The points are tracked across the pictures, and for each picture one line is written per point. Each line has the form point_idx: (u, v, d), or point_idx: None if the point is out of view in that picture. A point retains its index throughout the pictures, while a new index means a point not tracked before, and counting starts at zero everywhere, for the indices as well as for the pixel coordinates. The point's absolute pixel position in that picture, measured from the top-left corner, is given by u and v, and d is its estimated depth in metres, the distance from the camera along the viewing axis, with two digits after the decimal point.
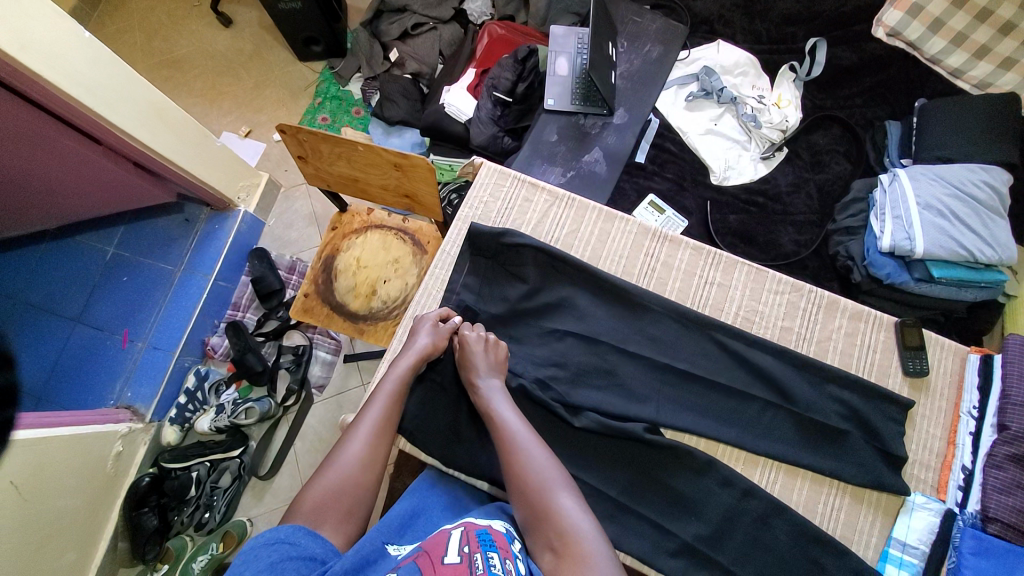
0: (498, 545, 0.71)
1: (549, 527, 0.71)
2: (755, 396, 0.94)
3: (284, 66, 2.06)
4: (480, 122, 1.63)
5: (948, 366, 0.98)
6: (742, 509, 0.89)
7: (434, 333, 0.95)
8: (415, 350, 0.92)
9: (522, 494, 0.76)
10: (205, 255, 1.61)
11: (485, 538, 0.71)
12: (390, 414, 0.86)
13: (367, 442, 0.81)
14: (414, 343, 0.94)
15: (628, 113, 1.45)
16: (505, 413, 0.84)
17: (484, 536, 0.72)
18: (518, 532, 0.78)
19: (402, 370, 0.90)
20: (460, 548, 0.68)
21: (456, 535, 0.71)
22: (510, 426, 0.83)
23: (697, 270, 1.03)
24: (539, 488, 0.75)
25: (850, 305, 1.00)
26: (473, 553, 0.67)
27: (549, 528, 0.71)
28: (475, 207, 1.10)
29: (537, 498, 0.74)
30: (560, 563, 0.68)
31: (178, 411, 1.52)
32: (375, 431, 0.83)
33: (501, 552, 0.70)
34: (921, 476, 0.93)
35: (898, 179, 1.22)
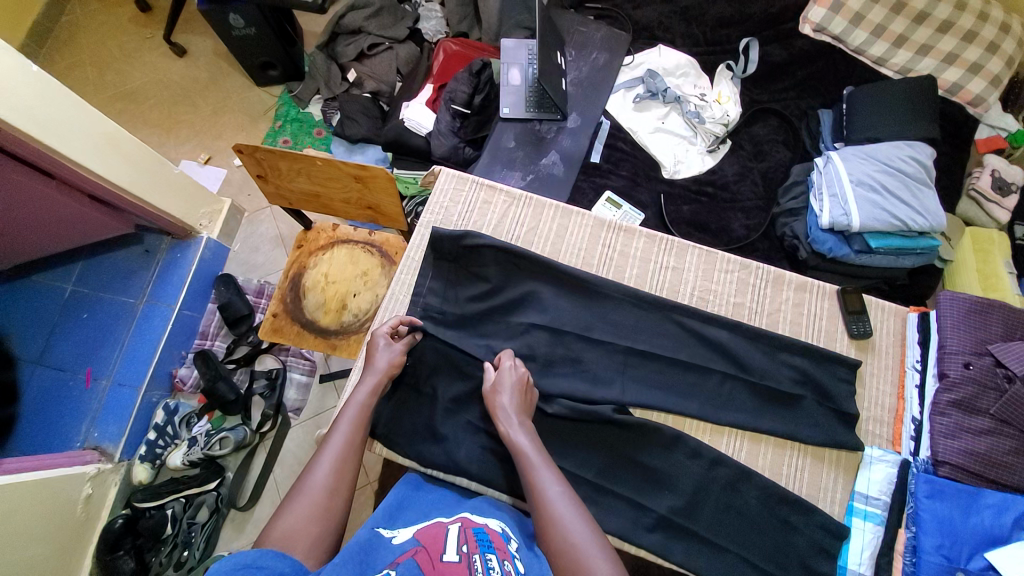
0: (497, 547, 0.71)
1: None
2: (715, 369, 0.99)
3: (242, 91, 2.07)
4: (440, 133, 1.67)
5: (890, 326, 1.05)
6: (712, 478, 0.93)
7: (390, 349, 0.94)
8: (377, 370, 0.92)
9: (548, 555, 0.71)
10: (168, 284, 1.59)
11: (483, 540, 0.72)
12: (354, 438, 0.83)
13: (332, 468, 0.78)
14: (375, 363, 0.93)
15: (580, 117, 1.52)
16: (540, 465, 0.80)
17: (482, 537, 0.72)
18: (513, 534, 0.79)
19: (364, 391, 0.89)
20: (459, 548, 0.68)
21: (454, 534, 0.72)
22: (543, 480, 0.78)
23: (651, 256, 1.09)
24: (565, 543, 0.70)
25: (795, 278, 1.06)
26: (472, 553, 0.67)
27: None
28: (436, 212, 1.13)
29: (567, 560, 0.69)
30: None
31: (148, 448, 1.48)
32: (340, 458, 0.80)
33: (500, 553, 0.70)
34: (876, 432, 0.99)
35: (831, 161, 1.31)
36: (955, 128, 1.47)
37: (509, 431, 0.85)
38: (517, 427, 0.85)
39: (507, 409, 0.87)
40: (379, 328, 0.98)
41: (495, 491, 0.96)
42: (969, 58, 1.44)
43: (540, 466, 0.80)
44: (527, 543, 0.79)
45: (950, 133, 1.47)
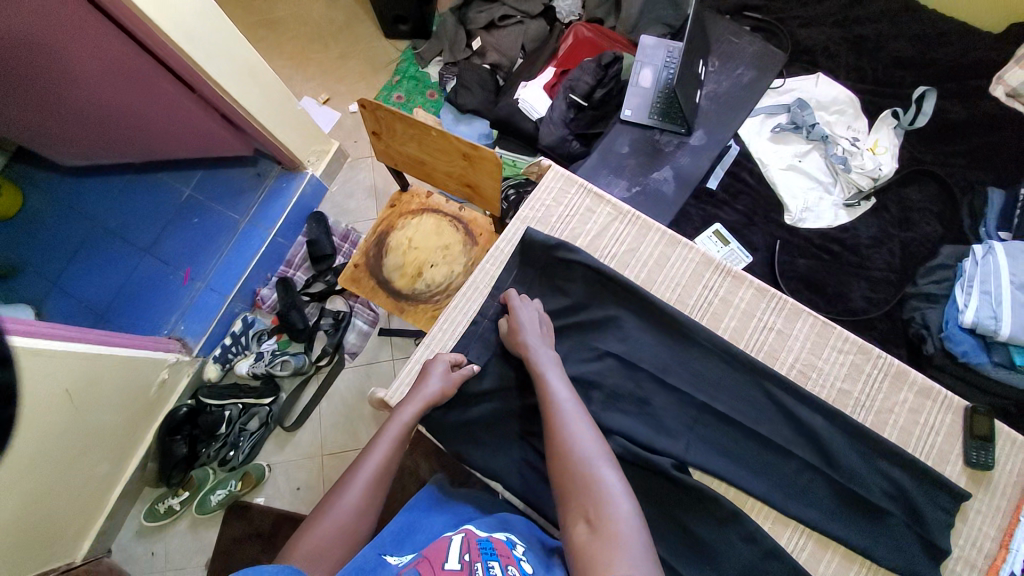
0: (500, 554, 0.71)
1: (578, 494, 0.68)
2: (796, 454, 0.88)
3: (371, 40, 2.11)
4: (551, 122, 1.60)
5: (1017, 465, 0.88)
6: (762, 570, 0.84)
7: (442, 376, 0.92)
8: (424, 396, 0.89)
9: (557, 461, 0.73)
10: (270, 211, 1.68)
11: (487, 547, 0.72)
12: (390, 462, 0.82)
13: (364, 490, 0.78)
14: (424, 388, 0.90)
15: (706, 135, 1.39)
16: (555, 382, 0.83)
17: (485, 545, 0.72)
18: (520, 540, 0.79)
19: (407, 415, 0.86)
20: (461, 556, 0.68)
21: (457, 543, 0.72)
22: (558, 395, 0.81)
23: (756, 311, 0.98)
24: (571, 453, 0.72)
25: (920, 379, 0.91)
26: (473, 562, 0.67)
27: (588, 501, 0.66)
28: (536, 209, 1.08)
29: (575, 464, 0.71)
30: (595, 537, 0.62)
31: (222, 351, 1.61)
32: (374, 478, 0.79)
33: (503, 560, 0.70)
34: (963, 575, 0.85)
35: (992, 253, 1.10)
36: None
37: (532, 349, 0.89)
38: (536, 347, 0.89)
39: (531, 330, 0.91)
40: (440, 355, 0.96)
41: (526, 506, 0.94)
42: None
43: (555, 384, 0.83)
44: (537, 552, 0.79)
45: None
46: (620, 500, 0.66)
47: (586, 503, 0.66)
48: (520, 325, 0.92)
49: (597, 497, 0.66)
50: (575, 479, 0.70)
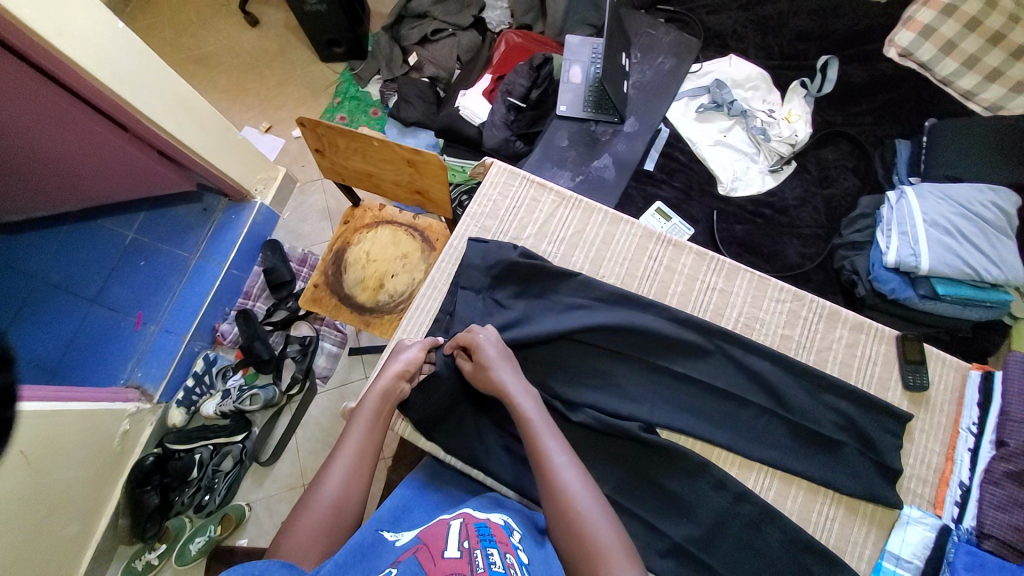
0: (498, 540, 0.73)
1: (582, 556, 0.69)
2: (752, 401, 0.94)
3: (307, 65, 2.12)
4: (493, 125, 1.66)
5: (948, 382, 0.97)
6: (734, 513, 0.89)
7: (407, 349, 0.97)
8: (393, 370, 0.91)
9: (556, 520, 0.73)
10: (221, 243, 1.66)
11: (485, 534, 0.73)
12: (367, 444, 0.84)
13: (342, 480, 0.79)
14: (392, 365, 0.93)
15: (638, 122, 1.48)
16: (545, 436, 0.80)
17: (483, 531, 0.74)
18: (517, 525, 0.81)
19: (377, 391, 0.89)
20: (460, 544, 0.70)
21: (455, 530, 0.73)
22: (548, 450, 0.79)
23: (699, 274, 1.05)
24: (573, 511, 0.72)
25: (852, 316, 0.99)
26: (472, 549, 0.68)
27: (591, 563, 0.68)
28: (483, 205, 1.12)
29: (574, 523, 0.72)
30: None
31: (185, 394, 1.56)
32: (352, 463, 0.81)
33: (501, 546, 0.71)
34: (917, 491, 0.92)
35: (905, 197, 1.22)
36: None
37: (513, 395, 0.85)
38: (519, 390, 0.85)
39: (511, 373, 0.88)
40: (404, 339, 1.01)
41: (508, 489, 0.97)
42: None
43: (543, 431, 0.81)
44: (532, 536, 0.80)
45: None
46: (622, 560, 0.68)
47: (591, 565, 0.68)
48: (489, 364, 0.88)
49: (602, 559, 0.68)
50: (576, 541, 0.70)
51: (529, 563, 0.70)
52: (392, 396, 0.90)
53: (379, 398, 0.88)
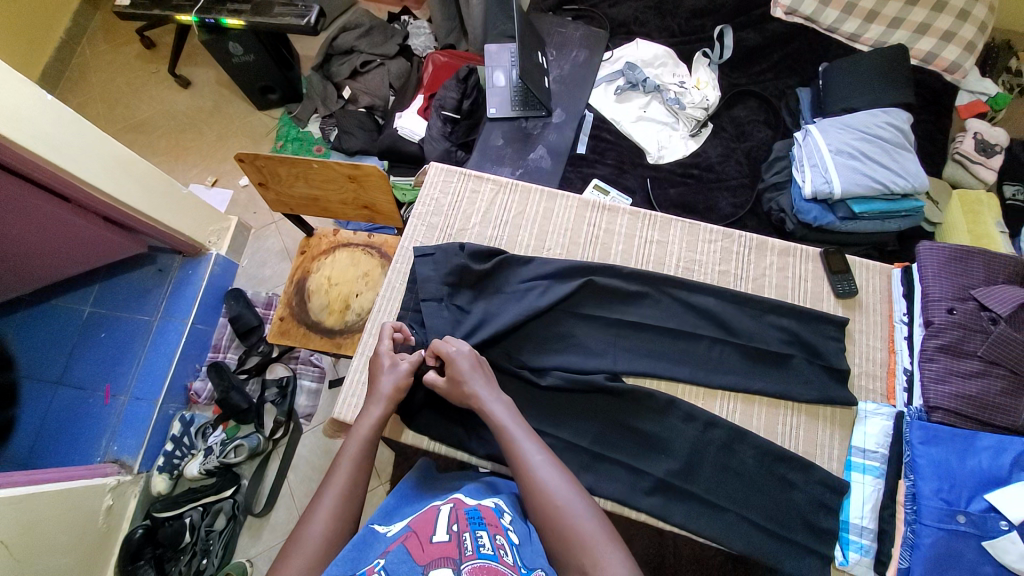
0: (488, 522, 0.72)
1: (567, 549, 0.68)
2: (703, 334, 1.01)
3: (245, 116, 2.17)
4: (432, 139, 1.71)
5: (876, 284, 1.06)
6: (707, 440, 0.94)
7: (394, 371, 0.91)
8: (384, 396, 0.88)
9: (537, 516, 0.73)
10: (181, 300, 1.65)
11: (475, 516, 0.73)
12: (357, 474, 0.79)
13: (331, 515, 0.74)
14: (381, 387, 0.89)
15: (564, 112, 1.57)
16: (524, 439, 0.80)
17: (473, 514, 0.74)
18: (508, 506, 0.80)
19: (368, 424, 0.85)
20: (449, 527, 0.70)
21: (445, 515, 0.73)
22: (525, 451, 0.78)
23: (637, 231, 1.12)
24: (550, 506, 0.72)
25: (777, 243, 1.09)
26: (461, 532, 0.68)
27: (579, 553, 0.67)
28: (428, 204, 1.17)
29: (554, 517, 0.71)
30: None
31: (165, 459, 1.52)
32: (341, 497, 0.76)
33: (490, 528, 0.71)
34: (869, 387, 0.99)
35: (810, 134, 1.34)
36: (936, 95, 1.50)
37: (484, 403, 0.85)
38: (490, 395, 0.86)
39: (481, 382, 0.88)
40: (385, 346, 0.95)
41: (489, 462, 1.02)
42: (940, 28, 1.49)
43: (517, 433, 0.81)
44: (522, 517, 0.80)
45: (931, 101, 1.50)
46: (609, 546, 0.67)
47: (579, 555, 0.67)
48: (461, 374, 0.88)
49: (588, 547, 0.67)
50: (561, 534, 0.69)
51: (519, 544, 0.70)
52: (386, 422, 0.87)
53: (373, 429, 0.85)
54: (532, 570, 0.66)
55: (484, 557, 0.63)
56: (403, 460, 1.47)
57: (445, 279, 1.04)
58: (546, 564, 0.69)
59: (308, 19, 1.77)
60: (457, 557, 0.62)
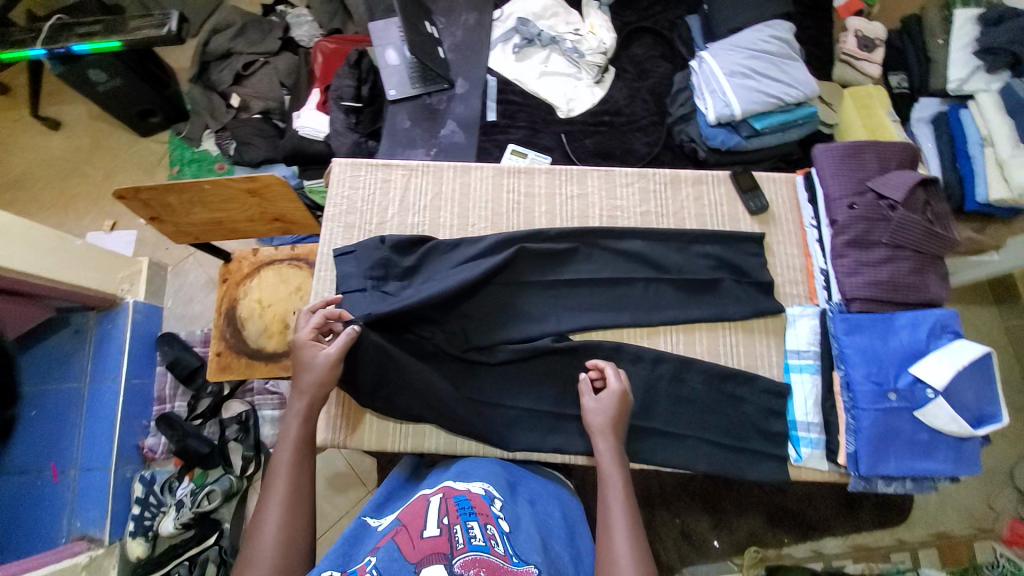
0: (478, 512, 0.73)
1: None
2: (637, 277, 1.03)
3: (130, 147, 1.97)
4: (337, 133, 1.57)
5: (783, 194, 1.11)
6: (658, 376, 0.98)
7: (320, 363, 0.84)
8: (306, 388, 0.83)
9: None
10: (108, 358, 1.51)
11: (465, 506, 0.73)
12: (298, 477, 0.76)
13: (279, 519, 0.71)
14: (301, 379, 0.84)
15: (467, 82, 1.51)
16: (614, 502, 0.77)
17: (463, 504, 0.74)
18: (497, 491, 0.81)
19: (293, 428, 0.81)
20: (439, 520, 0.69)
21: (435, 507, 0.73)
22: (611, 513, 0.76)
23: (556, 188, 1.11)
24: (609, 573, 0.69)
25: (690, 173, 1.11)
26: (452, 524, 0.69)
27: None
28: (339, 204, 1.09)
29: None
30: None
31: (136, 523, 1.43)
32: (286, 499, 0.73)
33: (481, 518, 0.71)
34: (794, 293, 1.05)
35: (704, 61, 1.36)
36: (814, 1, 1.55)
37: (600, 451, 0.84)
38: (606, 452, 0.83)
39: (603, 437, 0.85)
40: (302, 332, 0.87)
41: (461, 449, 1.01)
42: None
43: (614, 495, 0.78)
44: (511, 497, 0.81)
45: (811, 8, 1.55)
46: None
47: None
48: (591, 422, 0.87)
49: None
50: None
51: (511, 532, 0.72)
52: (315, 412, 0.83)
53: (301, 424, 0.81)
54: (524, 560, 0.67)
55: (475, 548, 0.64)
56: (384, 462, 1.45)
57: (368, 273, 0.99)
58: (541, 560, 0.68)
59: (170, 27, 1.57)
60: (449, 552, 0.63)
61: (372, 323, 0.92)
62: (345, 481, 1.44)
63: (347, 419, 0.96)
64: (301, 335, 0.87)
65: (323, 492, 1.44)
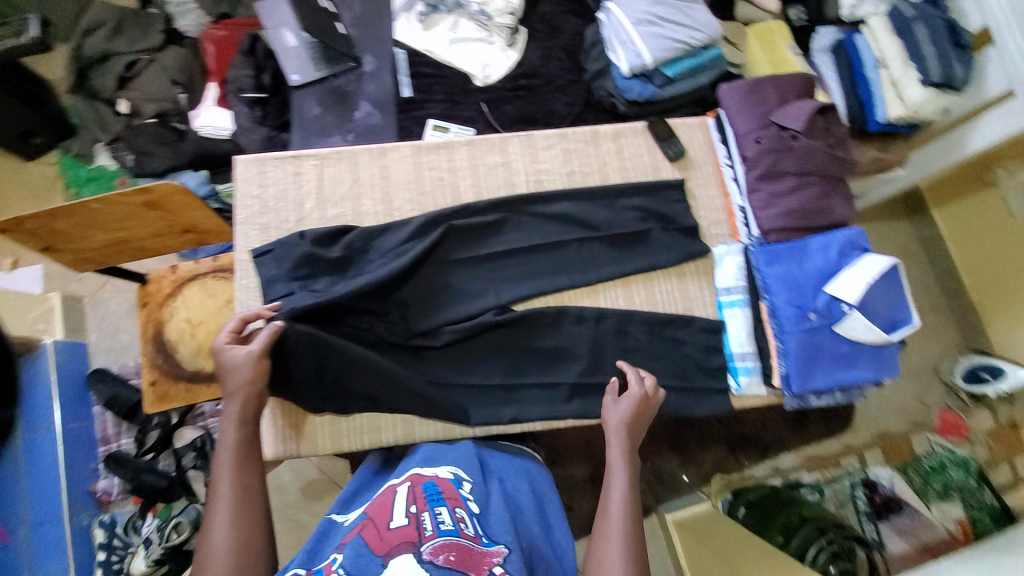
0: (447, 496, 0.72)
1: None
2: (570, 239, 1.03)
3: (14, 174, 1.76)
4: (243, 130, 1.45)
5: (699, 138, 1.14)
6: (602, 332, 1.00)
7: (245, 363, 0.79)
8: (236, 391, 0.78)
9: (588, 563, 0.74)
10: (35, 406, 1.38)
11: (433, 492, 0.72)
12: (244, 480, 0.73)
13: (231, 527, 0.69)
14: (229, 382, 0.79)
15: (375, 57, 1.42)
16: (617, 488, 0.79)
17: (431, 490, 0.72)
18: (466, 474, 0.80)
19: (229, 433, 0.76)
20: (407, 509, 0.69)
21: (402, 496, 0.72)
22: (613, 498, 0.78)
23: (478, 160, 1.08)
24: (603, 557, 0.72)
25: (609, 128, 1.11)
26: (421, 512, 0.68)
27: None
28: (249, 204, 1.01)
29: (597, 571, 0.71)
30: None
31: (104, 569, 1.35)
32: (236, 505, 0.70)
33: (450, 502, 0.71)
34: (718, 233, 1.09)
35: (610, 12, 1.34)
36: None
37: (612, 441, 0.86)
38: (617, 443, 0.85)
39: (620, 425, 0.87)
40: (222, 336, 0.82)
41: None
42: None
43: (618, 481, 0.80)
44: (480, 477, 0.81)
45: None
46: None
47: None
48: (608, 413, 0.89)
49: None
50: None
51: (481, 513, 0.72)
52: (252, 413, 0.79)
53: (237, 428, 0.76)
54: (495, 541, 0.68)
55: (446, 533, 0.64)
56: None
57: (292, 275, 0.94)
58: (511, 539, 0.69)
59: None
60: (417, 540, 0.63)
61: (300, 317, 0.87)
62: (319, 489, 1.41)
63: (294, 426, 0.93)
64: (221, 341, 0.82)
65: (297, 505, 1.40)
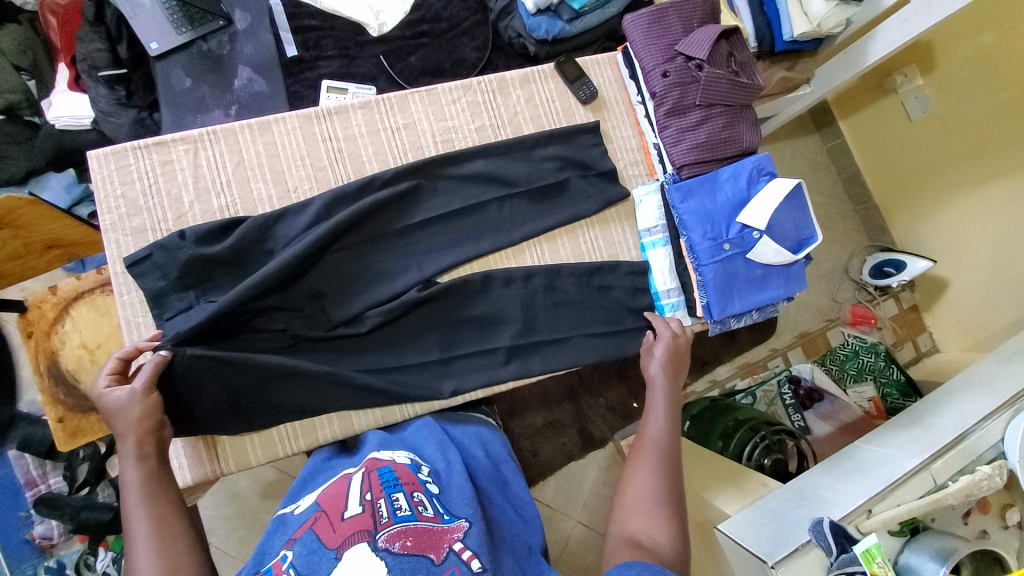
0: (404, 481, 0.69)
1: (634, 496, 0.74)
2: (488, 199, 0.99)
3: None
4: (106, 114, 1.25)
5: (609, 76, 1.10)
6: (533, 291, 0.99)
7: (131, 398, 0.74)
8: (128, 428, 0.72)
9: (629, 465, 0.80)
10: None
11: (389, 478, 0.69)
12: (161, 509, 0.69)
13: (155, 553, 0.64)
14: (118, 422, 0.73)
15: (247, 11, 1.23)
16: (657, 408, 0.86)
17: (387, 476, 0.69)
18: (424, 459, 0.78)
19: (131, 471, 0.71)
20: (362, 497, 0.65)
21: (357, 485, 0.68)
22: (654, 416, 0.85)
23: (377, 124, 1.00)
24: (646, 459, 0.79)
25: (515, 74, 1.04)
26: (376, 499, 0.64)
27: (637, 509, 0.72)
28: (116, 207, 0.89)
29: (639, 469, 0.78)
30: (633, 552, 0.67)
31: None
32: (155, 533, 0.66)
33: (408, 487, 0.68)
34: (637, 174, 1.08)
35: None
36: None
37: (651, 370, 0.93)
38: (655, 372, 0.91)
39: (661, 364, 0.92)
40: (100, 379, 0.76)
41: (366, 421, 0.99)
42: None
43: (656, 407, 0.86)
44: (440, 459, 0.79)
45: None
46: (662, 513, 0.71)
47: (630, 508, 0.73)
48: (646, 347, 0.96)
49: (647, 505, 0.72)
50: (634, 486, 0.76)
51: (441, 494, 0.70)
52: (154, 445, 0.74)
53: (139, 465, 0.71)
54: (456, 516, 0.66)
55: (402, 519, 0.60)
56: None
57: (182, 282, 0.85)
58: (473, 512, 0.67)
59: None
60: (372, 528, 0.59)
61: (190, 342, 0.82)
62: (280, 485, 1.38)
63: (211, 448, 0.88)
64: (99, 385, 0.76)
65: (259, 503, 1.37)
